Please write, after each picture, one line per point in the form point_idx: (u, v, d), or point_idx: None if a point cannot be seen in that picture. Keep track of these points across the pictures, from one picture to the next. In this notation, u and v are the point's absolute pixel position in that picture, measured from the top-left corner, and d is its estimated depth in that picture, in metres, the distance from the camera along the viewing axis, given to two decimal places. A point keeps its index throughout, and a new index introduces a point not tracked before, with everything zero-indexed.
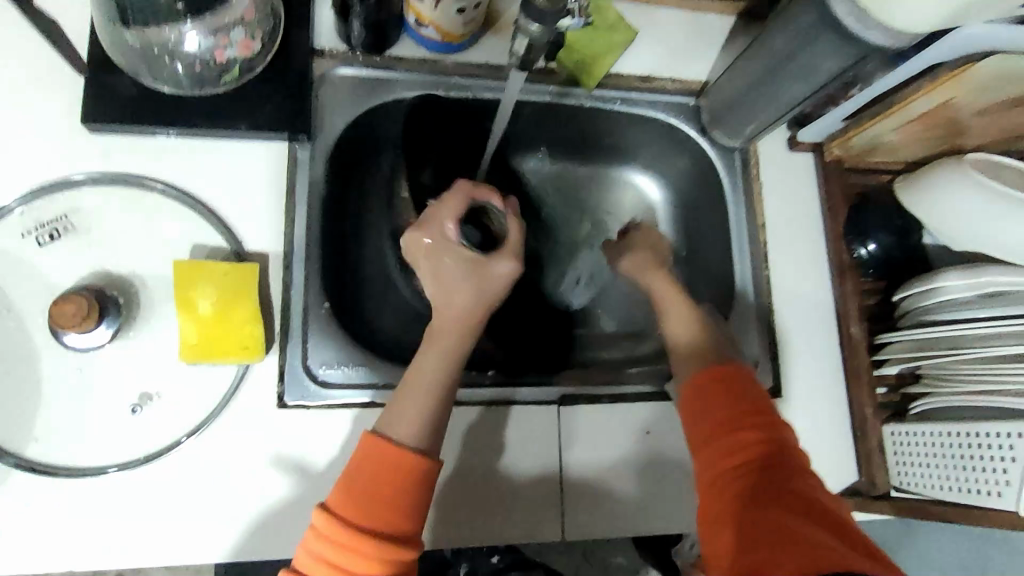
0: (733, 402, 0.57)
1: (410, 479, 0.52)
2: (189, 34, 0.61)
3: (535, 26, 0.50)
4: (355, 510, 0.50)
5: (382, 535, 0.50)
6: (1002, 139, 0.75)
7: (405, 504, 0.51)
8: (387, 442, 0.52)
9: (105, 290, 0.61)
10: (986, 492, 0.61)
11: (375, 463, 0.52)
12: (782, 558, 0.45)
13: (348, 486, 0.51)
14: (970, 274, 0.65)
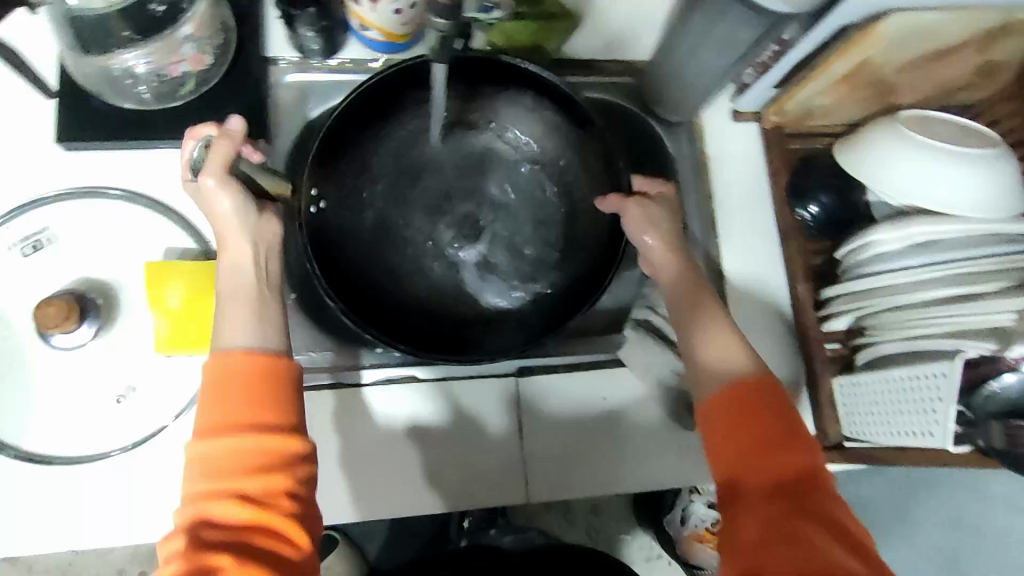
0: (770, 430, 0.54)
1: (263, 377, 0.52)
2: (133, 59, 0.64)
3: (438, 22, 0.53)
4: (209, 421, 0.50)
5: (242, 434, 0.50)
6: (936, 94, 0.77)
7: (261, 399, 0.52)
8: (222, 355, 0.52)
9: (84, 293, 0.66)
10: (921, 434, 0.62)
11: (217, 376, 0.52)
12: None
13: (201, 406, 0.51)
14: (899, 226, 0.67)
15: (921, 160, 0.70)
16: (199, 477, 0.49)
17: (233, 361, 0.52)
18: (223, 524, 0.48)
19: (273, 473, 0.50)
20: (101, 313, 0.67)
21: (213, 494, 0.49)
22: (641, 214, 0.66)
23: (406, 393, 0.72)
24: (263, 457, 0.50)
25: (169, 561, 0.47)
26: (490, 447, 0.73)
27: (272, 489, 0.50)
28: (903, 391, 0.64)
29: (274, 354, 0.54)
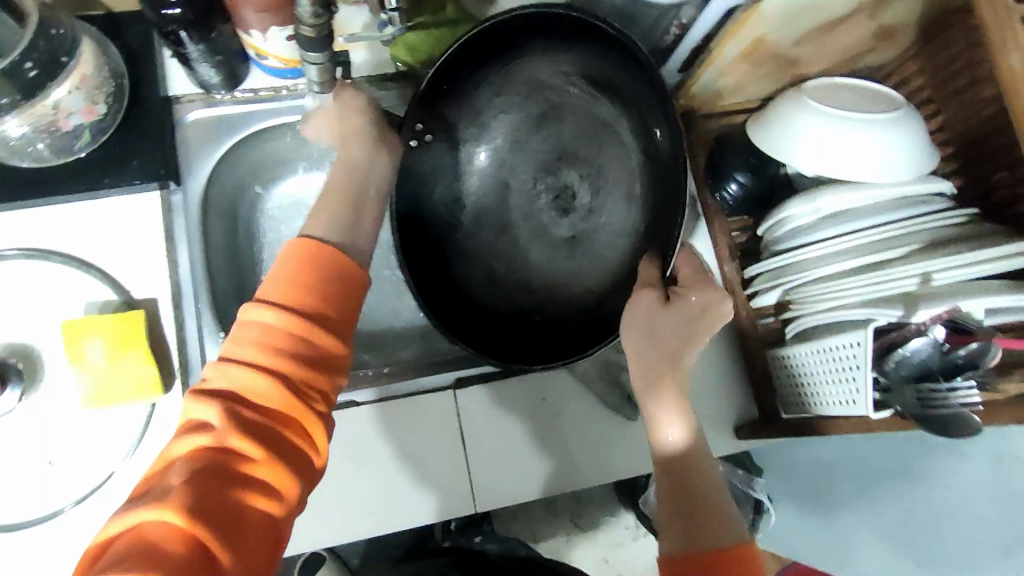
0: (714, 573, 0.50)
1: (340, 279, 0.51)
2: (12, 123, 0.63)
3: (312, 55, 0.53)
4: (283, 296, 0.48)
5: (308, 320, 0.48)
6: (843, 60, 0.77)
7: (334, 296, 0.50)
8: (308, 240, 0.51)
9: (4, 360, 0.66)
10: (848, 401, 0.63)
11: (303, 254, 0.50)
12: None
13: (272, 278, 0.49)
14: (810, 199, 0.67)
15: (834, 131, 0.68)
16: (254, 345, 0.47)
17: (313, 251, 0.50)
18: (264, 402, 0.46)
19: (316, 366, 0.48)
20: (24, 376, 0.66)
21: (265, 364, 0.46)
22: (649, 316, 0.59)
23: (347, 417, 0.72)
24: (318, 354, 0.48)
25: (202, 422, 0.45)
26: (434, 464, 0.73)
27: (314, 389, 0.48)
28: (827, 362, 0.65)
29: (346, 259, 0.52)
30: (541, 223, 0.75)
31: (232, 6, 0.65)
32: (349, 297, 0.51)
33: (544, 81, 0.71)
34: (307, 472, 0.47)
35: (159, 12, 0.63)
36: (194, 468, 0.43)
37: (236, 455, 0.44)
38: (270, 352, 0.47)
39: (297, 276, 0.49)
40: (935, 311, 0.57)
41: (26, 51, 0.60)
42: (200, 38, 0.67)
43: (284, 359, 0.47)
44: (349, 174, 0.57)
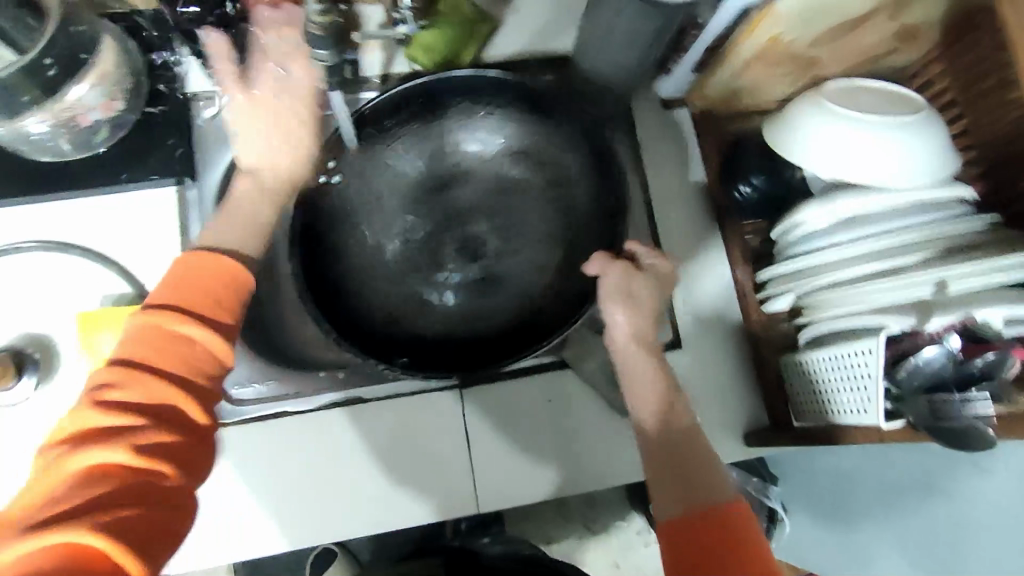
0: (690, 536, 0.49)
1: (235, 282, 0.52)
2: (34, 122, 0.65)
3: None
4: (169, 302, 0.49)
5: (198, 322, 0.49)
6: (863, 62, 0.75)
7: (231, 300, 0.51)
8: (207, 250, 0.52)
9: (22, 349, 0.68)
10: (859, 411, 0.61)
11: (193, 260, 0.51)
12: None
13: (161, 286, 0.50)
14: (826, 202, 0.66)
15: (849, 134, 0.67)
16: (142, 351, 0.47)
17: (215, 260, 0.51)
18: (161, 409, 0.46)
19: (209, 367, 0.49)
20: (41, 366, 0.68)
21: (147, 372, 0.46)
22: (626, 284, 0.60)
23: (352, 413, 0.73)
24: (213, 360, 0.49)
25: (103, 429, 0.44)
26: (438, 462, 0.74)
27: (201, 385, 0.48)
28: (839, 370, 0.63)
29: (242, 264, 0.53)
30: (440, 284, 0.75)
31: (248, 6, 0.66)
32: (241, 296, 0.52)
33: (479, 131, 0.75)
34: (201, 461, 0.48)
35: (175, 9, 0.66)
36: (94, 481, 0.42)
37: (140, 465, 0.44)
38: (156, 354, 0.47)
39: (191, 279, 0.50)
40: (949, 319, 0.55)
41: (46, 49, 0.61)
42: (216, 37, 0.68)
43: (174, 360, 0.47)
44: (257, 196, 0.59)
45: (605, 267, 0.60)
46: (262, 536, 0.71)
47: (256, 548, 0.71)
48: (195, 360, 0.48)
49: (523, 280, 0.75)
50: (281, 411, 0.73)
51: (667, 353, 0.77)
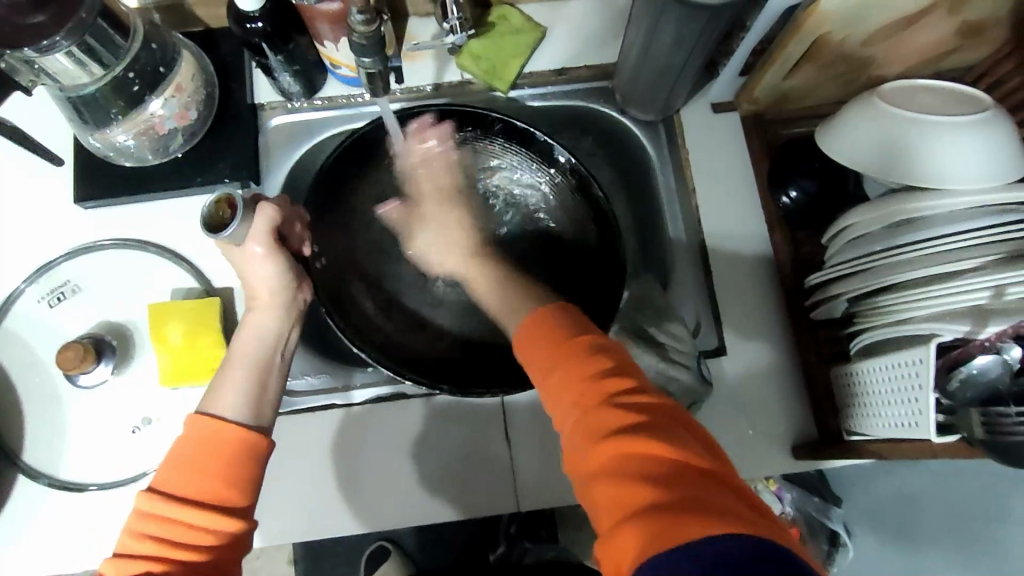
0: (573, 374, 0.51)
1: (246, 459, 0.54)
2: (118, 132, 0.72)
3: (366, 60, 0.57)
4: (176, 487, 0.51)
5: (213, 510, 0.51)
6: (922, 62, 0.72)
7: (239, 472, 0.53)
8: (210, 418, 0.54)
9: (102, 336, 0.74)
10: (908, 425, 0.58)
11: (204, 434, 0.53)
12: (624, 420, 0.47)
13: (166, 465, 0.52)
14: (874, 207, 0.63)
15: (911, 140, 0.64)
16: (156, 538, 0.49)
17: (204, 428, 0.53)
18: (187, 566, 0.49)
19: (224, 524, 0.51)
20: (117, 353, 0.74)
21: (165, 547, 0.49)
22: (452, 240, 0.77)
23: (394, 409, 0.75)
24: (212, 532, 0.50)
25: None
26: (478, 458, 0.74)
27: (201, 549, 0.50)
28: (889, 381, 0.60)
29: (256, 432, 0.55)
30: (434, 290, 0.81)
31: (308, 22, 0.71)
32: (255, 461, 0.54)
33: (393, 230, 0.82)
34: None
35: (242, 25, 0.70)
36: None
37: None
38: (161, 538, 0.49)
39: (196, 452, 0.52)
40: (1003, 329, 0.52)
41: (130, 64, 0.68)
42: (282, 50, 0.73)
43: (175, 541, 0.49)
44: (254, 338, 0.61)
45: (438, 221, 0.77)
46: (308, 523, 0.72)
47: (299, 531, 0.72)
48: (203, 530, 0.50)
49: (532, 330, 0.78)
50: (329, 404, 0.75)
51: (712, 359, 0.76)
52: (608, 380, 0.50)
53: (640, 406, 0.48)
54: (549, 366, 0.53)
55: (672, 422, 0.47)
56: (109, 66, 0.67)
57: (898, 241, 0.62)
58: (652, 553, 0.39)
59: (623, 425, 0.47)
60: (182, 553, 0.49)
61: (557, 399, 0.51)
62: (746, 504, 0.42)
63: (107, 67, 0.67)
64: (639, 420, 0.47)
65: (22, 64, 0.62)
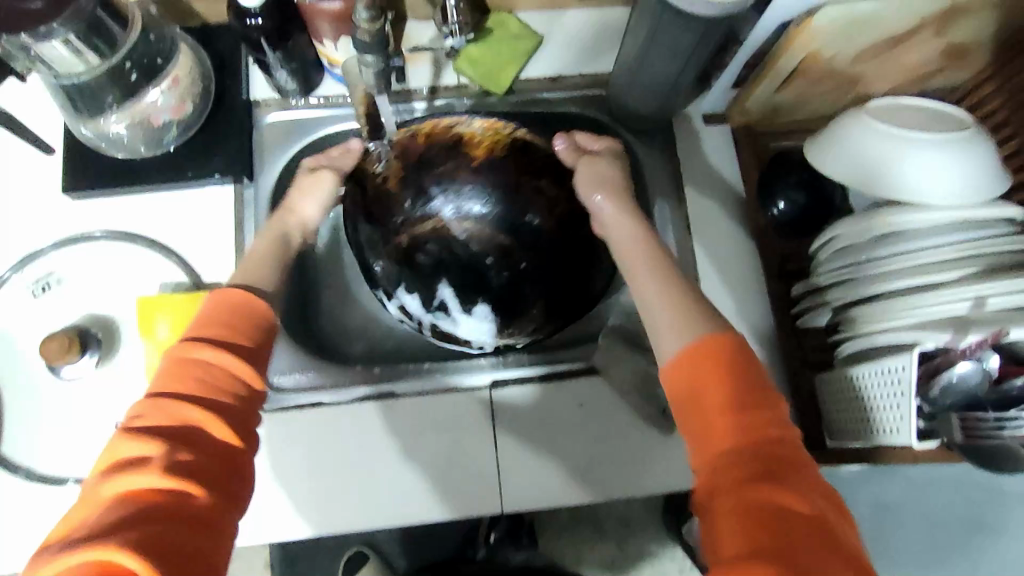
0: (726, 404, 0.49)
1: (268, 331, 0.55)
2: (112, 122, 0.72)
3: (369, 58, 0.57)
4: (211, 333, 0.52)
5: (240, 361, 0.51)
6: (908, 81, 0.75)
7: (263, 338, 0.54)
8: (240, 290, 0.55)
9: (87, 328, 0.73)
10: (893, 429, 0.60)
11: (232, 300, 0.54)
12: (782, 468, 0.46)
13: (197, 325, 0.53)
14: (859, 219, 0.65)
15: (898, 152, 0.65)
16: (191, 379, 0.49)
17: (234, 294, 0.55)
18: (224, 414, 0.49)
19: (252, 379, 0.52)
20: (102, 345, 0.73)
21: (204, 394, 0.49)
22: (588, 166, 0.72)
23: (382, 407, 0.75)
24: (241, 384, 0.51)
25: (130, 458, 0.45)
26: (469, 456, 0.75)
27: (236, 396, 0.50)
28: (872, 387, 0.62)
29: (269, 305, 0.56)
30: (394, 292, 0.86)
31: (308, 19, 0.71)
32: (272, 333, 0.56)
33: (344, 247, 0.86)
34: (228, 461, 0.48)
35: (243, 21, 0.69)
36: (123, 503, 0.43)
37: (201, 441, 0.47)
38: (198, 382, 0.49)
39: (225, 314, 0.53)
40: (983, 335, 0.55)
41: (127, 53, 0.67)
42: (280, 46, 0.73)
43: (211, 386, 0.49)
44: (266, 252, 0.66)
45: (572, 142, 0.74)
46: (292, 522, 0.72)
47: (282, 530, 0.72)
48: (235, 380, 0.51)
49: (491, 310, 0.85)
50: (318, 402, 0.75)
51: None
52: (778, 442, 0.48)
53: (763, 429, 0.49)
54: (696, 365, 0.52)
55: (808, 482, 0.46)
56: (106, 55, 0.66)
57: (883, 253, 0.64)
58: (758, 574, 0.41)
59: (781, 477, 0.46)
60: (220, 400, 0.50)
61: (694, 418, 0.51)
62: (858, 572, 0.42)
63: (103, 56, 0.66)
64: (746, 441, 0.48)
65: (19, 49, 0.62)
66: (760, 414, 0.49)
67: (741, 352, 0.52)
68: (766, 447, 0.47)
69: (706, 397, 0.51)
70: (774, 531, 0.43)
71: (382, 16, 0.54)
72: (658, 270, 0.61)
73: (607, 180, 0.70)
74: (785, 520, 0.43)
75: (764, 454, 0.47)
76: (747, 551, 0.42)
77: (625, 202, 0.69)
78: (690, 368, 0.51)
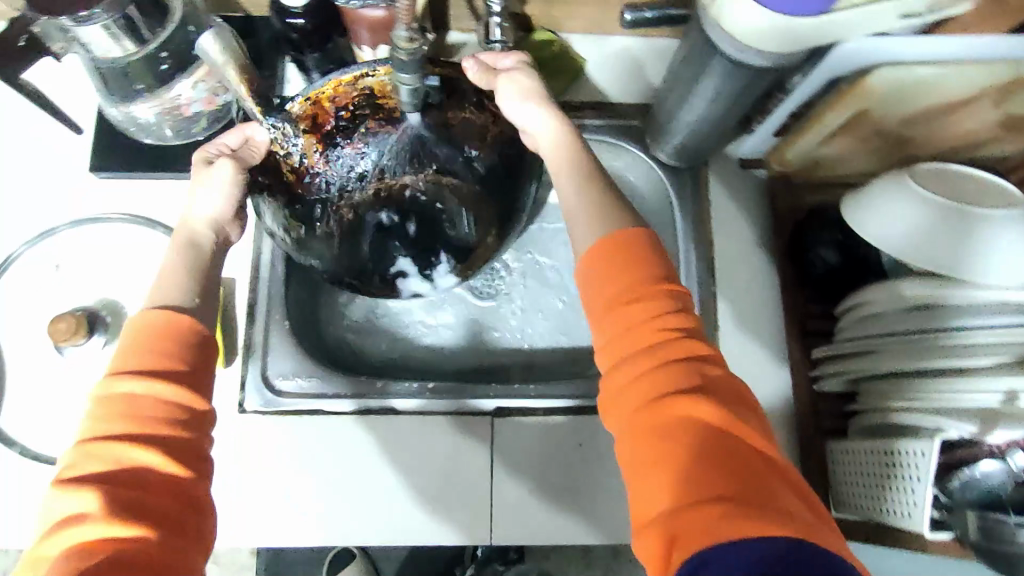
0: (625, 308, 0.49)
1: (201, 345, 0.51)
2: (139, 107, 0.70)
3: (405, 77, 0.56)
4: (134, 364, 0.48)
5: (172, 384, 0.48)
6: (957, 148, 0.72)
7: (193, 353, 0.51)
8: (158, 310, 0.51)
9: (96, 311, 0.72)
10: (902, 514, 0.57)
11: (154, 323, 0.50)
12: (681, 376, 0.46)
13: (122, 353, 0.49)
14: (891, 288, 0.62)
15: (935, 228, 0.62)
16: (121, 417, 0.46)
17: (155, 318, 0.50)
18: (164, 445, 0.47)
19: (190, 403, 0.49)
20: (110, 330, 0.73)
21: (141, 431, 0.46)
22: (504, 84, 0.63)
23: (381, 422, 0.76)
24: (177, 408, 0.48)
25: (70, 516, 0.43)
26: (463, 481, 0.75)
27: (176, 427, 0.48)
28: (886, 466, 0.60)
29: (195, 318, 0.52)
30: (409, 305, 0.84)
31: (349, 25, 0.70)
32: (207, 343, 0.52)
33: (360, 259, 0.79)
34: (180, 496, 0.46)
35: (284, 19, 0.69)
36: (69, 563, 0.41)
37: (141, 479, 0.45)
38: (133, 421, 0.46)
39: (149, 339, 0.50)
40: (1011, 434, 0.52)
41: (163, 42, 0.67)
42: (317, 49, 0.73)
43: (146, 423, 0.47)
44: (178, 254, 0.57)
45: (477, 66, 0.64)
46: (281, 528, 0.72)
47: (269, 534, 0.72)
48: (172, 407, 0.48)
49: (532, 309, 0.85)
50: (318, 410, 0.75)
51: None
52: (677, 343, 0.47)
53: (657, 327, 0.48)
54: (612, 283, 0.50)
55: (740, 404, 0.46)
56: (143, 41, 0.66)
57: (914, 325, 0.61)
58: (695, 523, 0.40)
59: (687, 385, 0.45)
60: (156, 433, 0.47)
61: (616, 344, 0.49)
62: (806, 504, 0.42)
63: (142, 42, 0.65)
64: (644, 348, 0.47)
65: (57, 31, 0.62)
66: (654, 322, 0.48)
67: (652, 261, 0.51)
68: (694, 369, 0.46)
69: (619, 292, 0.50)
70: (722, 472, 0.42)
71: (423, 34, 0.52)
72: (579, 180, 0.58)
73: (533, 96, 0.62)
74: (726, 455, 0.43)
75: (658, 358, 0.47)
76: (691, 499, 0.41)
77: (552, 112, 0.61)
78: (596, 268, 0.51)
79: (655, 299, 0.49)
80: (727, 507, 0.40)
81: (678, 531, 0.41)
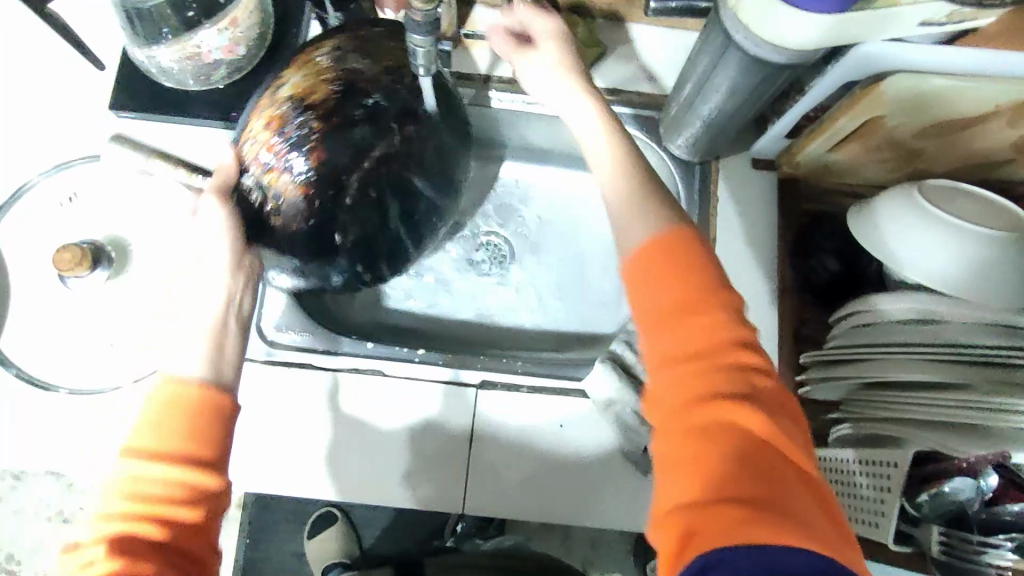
0: (676, 306, 0.47)
1: (221, 418, 0.49)
2: (160, 49, 0.70)
3: (418, 38, 0.56)
4: (146, 440, 0.46)
5: (185, 466, 0.46)
6: (974, 166, 0.70)
7: (213, 431, 0.48)
8: (171, 378, 0.48)
9: (101, 245, 0.74)
10: (870, 525, 0.58)
11: (169, 396, 0.48)
12: (725, 381, 0.44)
13: (139, 425, 0.47)
14: (886, 300, 0.62)
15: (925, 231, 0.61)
16: (136, 494, 0.45)
17: (169, 388, 0.48)
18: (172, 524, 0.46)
19: (207, 483, 0.47)
20: (113, 264, 0.75)
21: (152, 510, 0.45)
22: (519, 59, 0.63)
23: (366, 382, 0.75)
24: (189, 488, 0.46)
25: None
26: (442, 451, 0.74)
27: (188, 506, 0.46)
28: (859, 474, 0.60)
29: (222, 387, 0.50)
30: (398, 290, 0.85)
31: None
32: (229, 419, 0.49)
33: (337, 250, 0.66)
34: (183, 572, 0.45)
35: None
36: None
37: (156, 559, 0.44)
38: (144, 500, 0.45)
39: (165, 414, 0.47)
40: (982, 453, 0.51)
41: None
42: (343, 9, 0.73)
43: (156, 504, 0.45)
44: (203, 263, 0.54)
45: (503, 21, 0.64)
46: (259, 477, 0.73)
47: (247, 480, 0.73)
48: (186, 487, 0.46)
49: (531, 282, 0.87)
50: (306, 364, 0.75)
51: None
52: (728, 349, 0.45)
53: (706, 330, 0.46)
54: (663, 280, 0.48)
55: (778, 408, 0.44)
56: None
57: (907, 337, 0.60)
58: (711, 530, 0.40)
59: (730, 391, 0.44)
60: (169, 514, 0.46)
61: (660, 342, 0.47)
62: (828, 518, 0.42)
63: None
64: (693, 349, 0.46)
65: None
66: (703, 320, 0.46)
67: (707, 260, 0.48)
68: (743, 376, 0.45)
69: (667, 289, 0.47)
70: (749, 475, 0.41)
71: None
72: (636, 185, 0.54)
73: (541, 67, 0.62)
74: (755, 458, 0.42)
75: (705, 360, 0.45)
76: (707, 496, 0.41)
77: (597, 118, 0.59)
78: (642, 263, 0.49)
79: (706, 300, 0.46)
80: (746, 513, 0.40)
81: (692, 530, 0.40)
